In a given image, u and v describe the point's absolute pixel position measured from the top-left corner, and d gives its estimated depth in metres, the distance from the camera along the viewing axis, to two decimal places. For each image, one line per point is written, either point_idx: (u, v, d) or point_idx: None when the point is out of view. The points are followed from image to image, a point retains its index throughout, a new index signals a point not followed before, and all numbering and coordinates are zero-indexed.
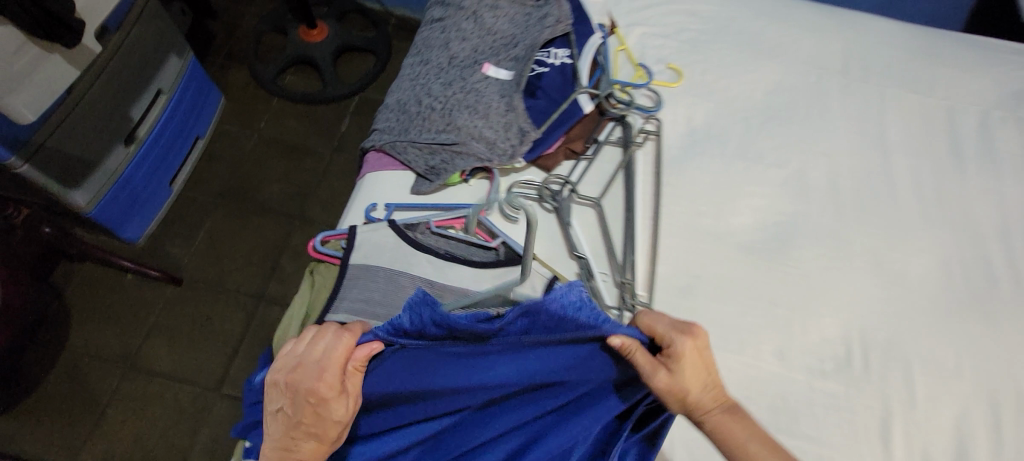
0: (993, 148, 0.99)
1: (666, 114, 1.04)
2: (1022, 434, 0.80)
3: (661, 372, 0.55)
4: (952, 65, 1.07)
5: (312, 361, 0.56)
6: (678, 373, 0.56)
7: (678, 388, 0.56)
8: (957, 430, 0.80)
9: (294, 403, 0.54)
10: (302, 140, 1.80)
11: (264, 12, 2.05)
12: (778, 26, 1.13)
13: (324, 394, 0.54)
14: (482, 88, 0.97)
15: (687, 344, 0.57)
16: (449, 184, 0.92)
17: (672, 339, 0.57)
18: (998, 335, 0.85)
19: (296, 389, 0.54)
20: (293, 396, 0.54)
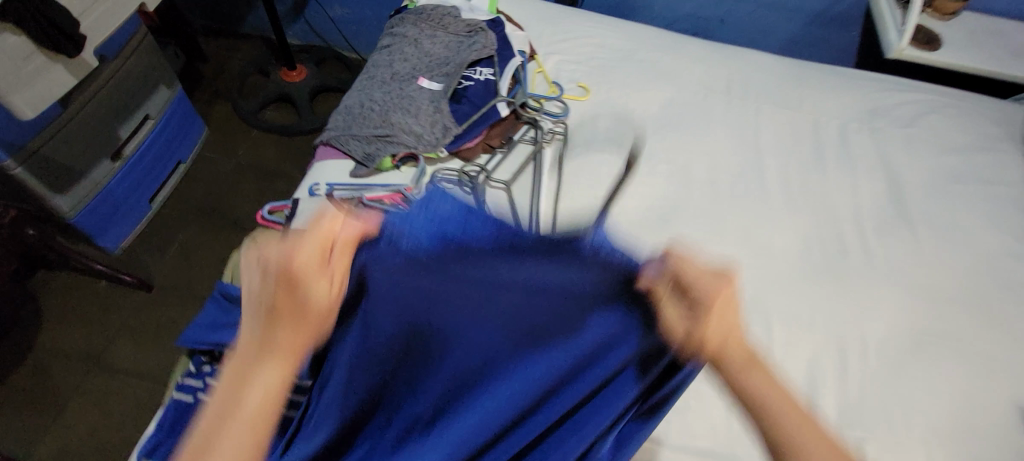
0: (850, 151, 1.26)
1: (573, 120, 1.23)
2: (864, 373, 0.95)
3: (679, 313, 0.53)
4: (815, 88, 1.38)
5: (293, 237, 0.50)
6: (700, 316, 0.51)
7: (696, 328, 0.52)
8: (811, 371, 0.95)
9: (281, 287, 0.47)
10: (275, 166, 2.03)
11: (251, 56, 2.31)
12: (674, 57, 1.40)
13: (312, 277, 0.48)
14: (415, 95, 1.15)
15: (716, 287, 0.50)
16: (382, 169, 1.09)
17: (699, 281, 0.51)
18: (845, 290, 1.04)
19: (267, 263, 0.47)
20: (275, 279, 0.47)
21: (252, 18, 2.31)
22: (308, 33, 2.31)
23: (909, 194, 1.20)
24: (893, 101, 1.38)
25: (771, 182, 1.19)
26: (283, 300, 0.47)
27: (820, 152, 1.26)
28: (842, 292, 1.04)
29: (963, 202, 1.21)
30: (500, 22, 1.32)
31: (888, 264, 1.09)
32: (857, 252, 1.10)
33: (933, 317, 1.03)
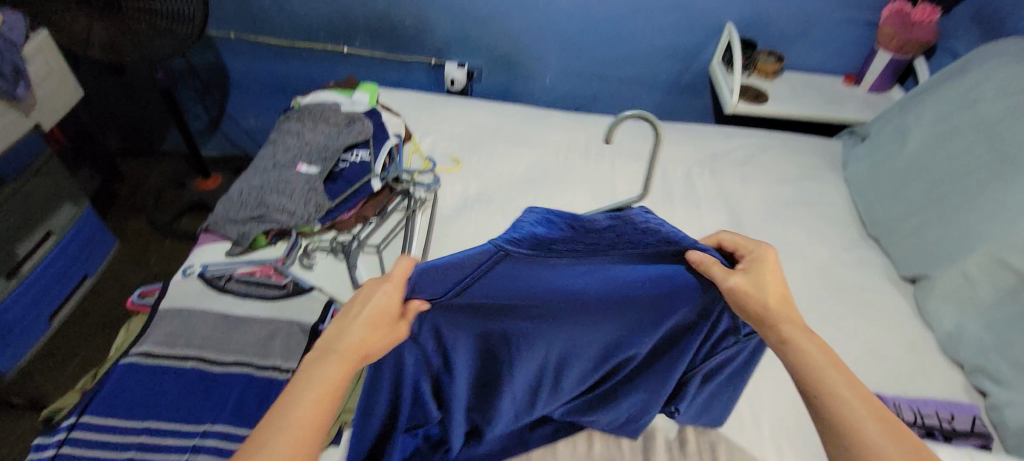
0: (695, 192, 1.43)
1: (444, 188, 1.36)
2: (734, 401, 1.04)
3: (736, 275, 0.66)
4: (662, 143, 1.58)
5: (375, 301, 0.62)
6: (753, 272, 0.67)
7: (752, 280, 0.66)
8: None
9: (360, 323, 0.60)
10: None
11: (169, 169, 2.38)
12: (538, 128, 1.59)
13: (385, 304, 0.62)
14: (292, 178, 1.25)
15: (766, 251, 0.68)
16: (256, 247, 1.16)
17: (751, 248, 0.70)
18: None
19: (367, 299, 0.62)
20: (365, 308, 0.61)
21: (170, 136, 2.38)
22: (227, 145, 2.39)
23: (749, 221, 1.37)
24: (730, 147, 1.60)
25: None
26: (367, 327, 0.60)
27: (669, 194, 1.42)
28: None
29: (796, 223, 1.38)
30: (377, 111, 1.48)
31: None
32: None
33: None
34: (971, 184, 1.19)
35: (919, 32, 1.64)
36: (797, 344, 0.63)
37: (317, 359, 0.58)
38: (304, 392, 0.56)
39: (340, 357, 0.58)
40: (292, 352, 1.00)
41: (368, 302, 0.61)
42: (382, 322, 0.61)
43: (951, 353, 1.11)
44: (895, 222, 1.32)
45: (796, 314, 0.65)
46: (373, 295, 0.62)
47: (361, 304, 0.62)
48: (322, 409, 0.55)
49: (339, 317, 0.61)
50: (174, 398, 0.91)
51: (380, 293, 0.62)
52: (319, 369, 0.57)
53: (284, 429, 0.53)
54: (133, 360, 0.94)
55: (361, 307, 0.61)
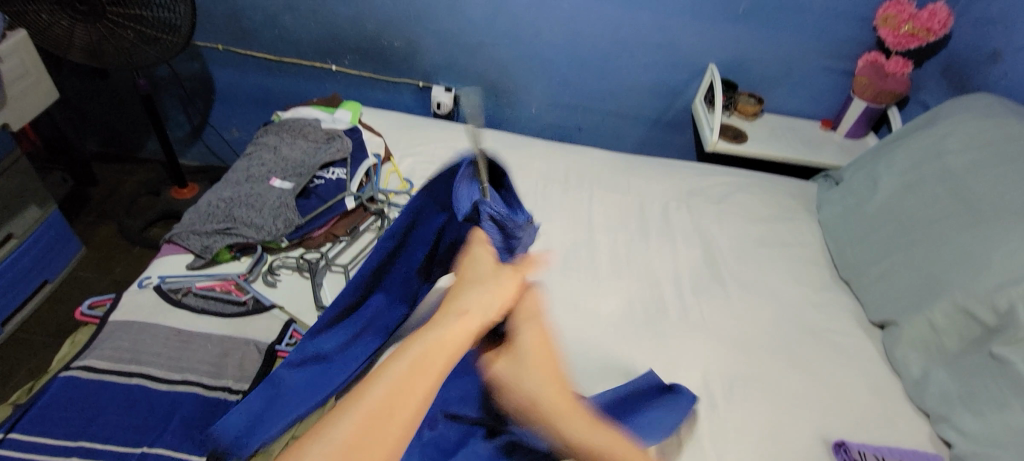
0: (670, 226, 1.44)
1: None
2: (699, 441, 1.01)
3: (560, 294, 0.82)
4: (640, 176, 1.59)
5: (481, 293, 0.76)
6: None
7: None
8: None
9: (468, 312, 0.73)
10: None
11: (146, 176, 2.34)
12: (519, 156, 1.59)
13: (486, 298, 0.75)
14: (263, 193, 1.23)
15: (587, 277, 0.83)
16: (219, 260, 1.13)
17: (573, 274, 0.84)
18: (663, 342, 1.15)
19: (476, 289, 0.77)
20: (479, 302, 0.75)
21: (150, 144, 2.35)
22: (207, 156, 2.35)
23: (722, 259, 1.37)
24: (707, 184, 1.61)
25: (601, 255, 1.32)
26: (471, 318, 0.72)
27: (644, 227, 1.42)
28: (659, 347, 1.14)
29: (768, 262, 1.38)
30: (357, 130, 1.47)
31: (702, 321, 1.21)
32: (675, 311, 1.22)
33: (744, 364, 1.14)
34: (938, 233, 1.21)
35: (891, 83, 1.70)
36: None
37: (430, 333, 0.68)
38: (422, 342, 0.67)
39: (454, 319, 0.71)
40: (244, 372, 0.96)
41: (482, 282, 0.78)
42: (494, 294, 0.76)
43: (917, 401, 1.10)
44: (865, 266, 1.33)
45: None
46: (484, 287, 0.77)
47: (477, 282, 0.79)
48: (427, 378, 0.64)
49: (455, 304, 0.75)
50: (113, 417, 0.86)
51: (496, 275, 0.80)
52: (435, 330, 0.69)
53: (408, 366, 0.64)
54: (74, 373, 0.90)
55: (477, 285, 0.78)
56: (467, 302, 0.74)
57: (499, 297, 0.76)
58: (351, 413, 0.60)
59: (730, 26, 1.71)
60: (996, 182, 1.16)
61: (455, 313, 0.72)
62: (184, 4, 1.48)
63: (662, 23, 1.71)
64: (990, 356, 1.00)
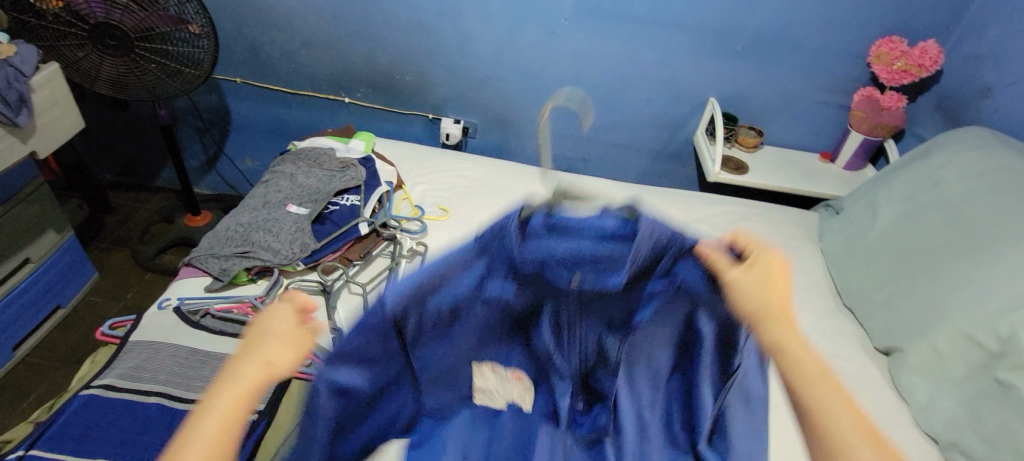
0: None
1: (430, 237, 1.39)
2: None
3: (732, 268, 0.66)
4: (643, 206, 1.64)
5: (271, 330, 0.57)
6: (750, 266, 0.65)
7: (744, 280, 0.65)
8: None
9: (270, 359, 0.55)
10: None
11: (159, 204, 2.39)
12: (530, 185, 1.65)
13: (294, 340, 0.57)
14: (280, 217, 1.28)
15: (766, 252, 0.65)
16: (235, 282, 1.17)
17: (753, 250, 0.66)
18: None
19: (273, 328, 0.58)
20: (280, 332, 0.57)
21: (165, 173, 2.41)
22: (221, 184, 2.40)
23: None
24: (709, 214, 1.65)
25: None
26: (277, 355, 0.55)
27: None
28: None
29: None
30: (371, 159, 1.52)
31: None
32: None
33: None
34: (939, 261, 1.22)
35: (887, 117, 1.76)
36: (788, 351, 0.60)
37: (221, 385, 0.53)
38: (227, 396, 0.52)
39: (251, 376, 0.53)
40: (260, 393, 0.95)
41: (280, 326, 0.58)
42: (297, 340, 0.57)
43: (926, 428, 1.10)
44: (869, 294, 1.33)
45: (787, 311, 0.62)
46: (278, 322, 0.58)
47: (268, 326, 0.58)
48: (228, 432, 0.50)
49: (252, 341, 0.57)
50: (129, 434, 0.86)
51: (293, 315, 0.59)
52: (224, 392, 0.52)
53: (215, 425, 0.50)
54: (94, 392, 0.91)
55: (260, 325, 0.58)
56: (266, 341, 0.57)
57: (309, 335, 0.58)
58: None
59: (729, 62, 1.78)
60: (993, 211, 1.19)
61: (254, 367, 0.54)
62: (208, 38, 1.55)
63: (664, 59, 1.79)
64: (995, 381, 1.01)
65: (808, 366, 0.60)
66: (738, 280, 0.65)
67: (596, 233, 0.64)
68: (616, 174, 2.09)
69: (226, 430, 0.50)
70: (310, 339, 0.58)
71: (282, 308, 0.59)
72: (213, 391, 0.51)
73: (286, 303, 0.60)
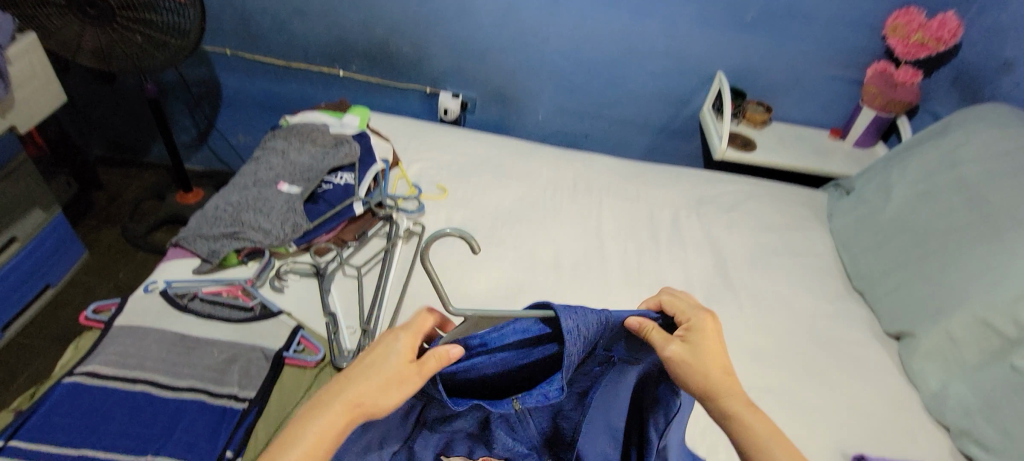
0: (680, 235, 1.43)
1: (427, 217, 1.35)
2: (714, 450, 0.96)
3: (672, 343, 0.62)
4: (647, 183, 1.59)
5: (381, 364, 0.58)
6: (691, 340, 0.63)
7: (693, 355, 0.61)
8: None
9: (365, 403, 0.57)
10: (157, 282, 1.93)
11: (150, 181, 2.32)
12: (530, 162, 1.59)
13: (394, 384, 0.57)
14: (271, 196, 1.22)
15: (705, 318, 0.64)
16: (225, 264, 1.13)
17: (690, 315, 0.65)
18: None
19: (379, 364, 0.58)
20: (386, 372, 0.58)
21: (155, 149, 2.34)
22: (213, 160, 2.34)
23: (734, 269, 1.35)
24: (716, 192, 1.60)
25: (610, 260, 1.32)
26: (374, 399, 0.57)
27: (654, 235, 1.41)
28: None
29: (779, 271, 1.36)
30: (366, 136, 1.46)
31: None
32: None
33: (759, 375, 1.10)
34: (956, 243, 1.18)
35: (902, 93, 1.68)
36: (741, 419, 0.61)
37: (321, 408, 0.56)
38: (320, 422, 0.55)
39: (344, 410, 0.56)
40: (250, 380, 0.92)
41: (390, 361, 0.58)
42: (398, 380, 0.57)
43: (936, 415, 1.07)
44: (880, 277, 1.29)
45: (738, 384, 0.62)
46: (389, 360, 0.58)
47: (381, 355, 0.59)
48: (316, 453, 0.55)
49: (361, 372, 0.58)
50: (114, 422, 0.83)
51: (406, 356, 0.59)
52: (317, 417, 0.56)
53: (298, 447, 0.54)
54: (77, 379, 0.87)
55: (375, 351, 0.59)
56: (372, 375, 0.58)
57: (412, 380, 0.58)
58: None
59: (739, 34, 1.70)
60: (1015, 191, 1.14)
61: (348, 401, 0.56)
62: (193, 8, 1.45)
63: (672, 30, 1.71)
64: (1010, 368, 0.98)
65: (762, 428, 0.61)
66: (683, 356, 0.61)
67: (519, 334, 0.65)
68: (619, 150, 2.04)
69: (316, 454, 0.54)
70: (411, 382, 0.58)
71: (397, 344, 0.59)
72: (315, 414, 0.55)
73: (403, 336, 0.60)
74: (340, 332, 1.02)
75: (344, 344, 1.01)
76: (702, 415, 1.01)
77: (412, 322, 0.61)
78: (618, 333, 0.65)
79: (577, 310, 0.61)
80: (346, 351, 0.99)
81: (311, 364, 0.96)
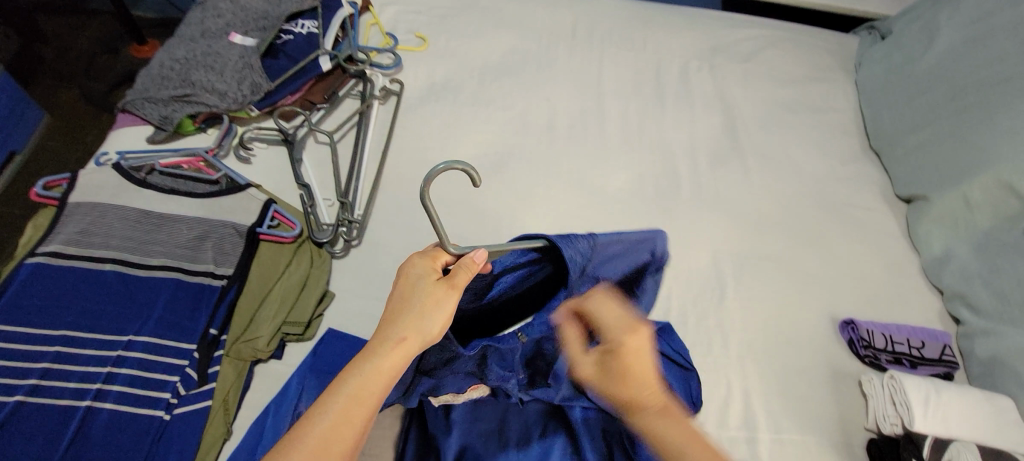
0: (689, 90, 1.29)
1: (405, 73, 1.20)
2: (704, 317, 0.96)
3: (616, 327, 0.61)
4: (657, 28, 1.39)
5: (414, 293, 0.58)
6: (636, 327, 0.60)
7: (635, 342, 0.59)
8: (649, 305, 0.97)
9: (410, 329, 0.56)
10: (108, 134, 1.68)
11: (98, 31, 2.05)
12: (523, 4, 1.38)
13: (436, 304, 0.57)
14: (223, 50, 1.06)
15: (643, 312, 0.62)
16: (182, 131, 1.02)
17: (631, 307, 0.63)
18: (669, 212, 1.08)
19: (413, 293, 0.58)
20: (422, 295, 0.58)
21: None
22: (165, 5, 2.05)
23: (744, 129, 1.24)
24: (733, 39, 1.41)
25: (609, 121, 1.20)
26: (416, 323, 0.56)
27: (660, 91, 1.27)
28: (669, 223, 1.06)
29: (794, 131, 1.25)
30: None
31: (717, 193, 1.12)
32: (688, 184, 1.13)
33: (758, 242, 1.07)
34: (996, 95, 1.05)
35: None
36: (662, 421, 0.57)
37: (366, 350, 0.55)
38: (373, 361, 0.54)
39: (392, 343, 0.55)
40: (225, 256, 0.88)
41: (420, 286, 0.58)
42: (434, 301, 0.57)
43: (932, 279, 1.05)
44: (902, 136, 1.19)
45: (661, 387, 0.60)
46: (421, 287, 0.58)
47: (409, 284, 0.59)
48: (372, 392, 0.53)
49: (397, 307, 0.58)
50: (89, 303, 0.80)
51: (436, 279, 0.59)
52: (367, 359, 0.54)
53: (353, 387, 0.52)
54: (41, 260, 0.82)
55: (401, 285, 0.59)
56: (408, 305, 0.57)
57: (450, 297, 0.58)
58: (315, 427, 0.50)
59: None
60: None
61: (393, 334, 0.55)
62: None
63: None
64: None
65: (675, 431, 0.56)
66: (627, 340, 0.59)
67: (518, 258, 0.67)
68: None
69: (372, 393, 0.53)
70: (448, 299, 0.58)
71: (424, 272, 0.59)
72: (361, 357, 0.54)
73: (426, 268, 0.60)
74: (316, 205, 0.97)
75: (321, 218, 0.97)
76: (694, 283, 1.00)
77: (425, 254, 0.61)
78: (602, 260, 0.70)
79: (573, 238, 0.65)
80: (325, 225, 0.95)
81: (288, 240, 0.90)
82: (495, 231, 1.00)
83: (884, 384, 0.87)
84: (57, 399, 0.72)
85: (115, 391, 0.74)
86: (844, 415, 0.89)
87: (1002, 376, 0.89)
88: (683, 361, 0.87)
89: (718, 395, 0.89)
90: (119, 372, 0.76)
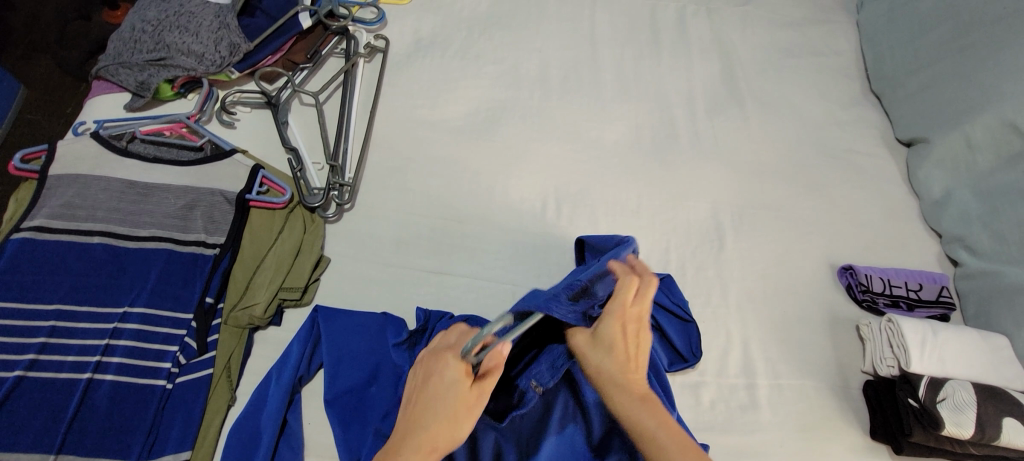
0: (685, 36, 1.24)
1: (390, 28, 1.15)
2: (702, 268, 0.96)
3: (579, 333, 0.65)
4: None
5: (443, 398, 0.59)
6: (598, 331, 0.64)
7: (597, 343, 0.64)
8: (649, 259, 0.96)
9: (437, 444, 0.58)
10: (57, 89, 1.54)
11: None
12: None
13: (466, 414, 0.59)
14: (197, 10, 1.00)
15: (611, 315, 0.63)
16: (160, 97, 0.98)
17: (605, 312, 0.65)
18: (667, 164, 1.05)
19: (442, 399, 0.59)
20: (453, 402, 0.59)
21: None
22: None
23: (743, 75, 1.20)
24: None
25: (604, 70, 1.16)
26: (443, 436, 0.58)
27: (656, 37, 1.23)
28: (667, 176, 1.04)
29: (793, 75, 1.21)
30: None
31: (715, 142, 1.10)
32: (686, 134, 1.10)
33: (757, 191, 1.05)
34: (1002, 31, 1.02)
35: None
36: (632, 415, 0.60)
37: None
38: None
39: (423, 450, 0.57)
40: (216, 225, 0.86)
41: (450, 389, 0.59)
42: (464, 409, 0.59)
43: (931, 223, 1.05)
44: (904, 77, 1.15)
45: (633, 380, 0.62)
46: (451, 394, 0.59)
47: (437, 389, 0.60)
48: None
49: (427, 414, 0.59)
50: (80, 277, 0.78)
51: (464, 384, 0.59)
52: None
53: None
54: (27, 235, 0.80)
55: (433, 385, 0.60)
56: (438, 414, 0.59)
57: (477, 403, 0.59)
58: None
59: None
60: None
61: (426, 439, 0.58)
62: None
63: None
64: None
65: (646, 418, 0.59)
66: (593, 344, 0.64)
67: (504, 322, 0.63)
68: None
69: None
70: (477, 405, 0.59)
71: (455, 374, 0.60)
72: None
73: (453, 367, 0.60)
74: (306, 170, 0.94)
75: (312, 183, 0.94)
76: (693, 235, 0.99)
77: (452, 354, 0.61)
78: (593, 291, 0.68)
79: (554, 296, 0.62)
80: (317, 190, 0.93)
81: (279, 206, 0.89)
82: (490, 190, 0.98)
83: (882, 327, 0.87)
84: (57, 373, 0.72)
85: (116, 364, 0.74)
86: (842, 361, 0.90)
87: (997, 316, 0.90)
88: (684, 311, 0.87)
89: (718, 344, 0.89)
90: (119, 345, 0.75)
